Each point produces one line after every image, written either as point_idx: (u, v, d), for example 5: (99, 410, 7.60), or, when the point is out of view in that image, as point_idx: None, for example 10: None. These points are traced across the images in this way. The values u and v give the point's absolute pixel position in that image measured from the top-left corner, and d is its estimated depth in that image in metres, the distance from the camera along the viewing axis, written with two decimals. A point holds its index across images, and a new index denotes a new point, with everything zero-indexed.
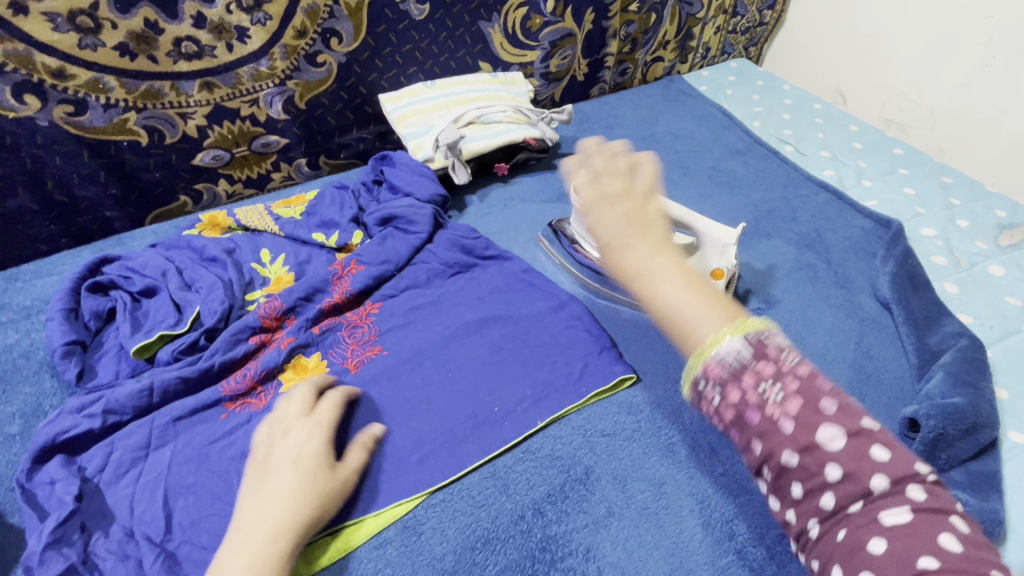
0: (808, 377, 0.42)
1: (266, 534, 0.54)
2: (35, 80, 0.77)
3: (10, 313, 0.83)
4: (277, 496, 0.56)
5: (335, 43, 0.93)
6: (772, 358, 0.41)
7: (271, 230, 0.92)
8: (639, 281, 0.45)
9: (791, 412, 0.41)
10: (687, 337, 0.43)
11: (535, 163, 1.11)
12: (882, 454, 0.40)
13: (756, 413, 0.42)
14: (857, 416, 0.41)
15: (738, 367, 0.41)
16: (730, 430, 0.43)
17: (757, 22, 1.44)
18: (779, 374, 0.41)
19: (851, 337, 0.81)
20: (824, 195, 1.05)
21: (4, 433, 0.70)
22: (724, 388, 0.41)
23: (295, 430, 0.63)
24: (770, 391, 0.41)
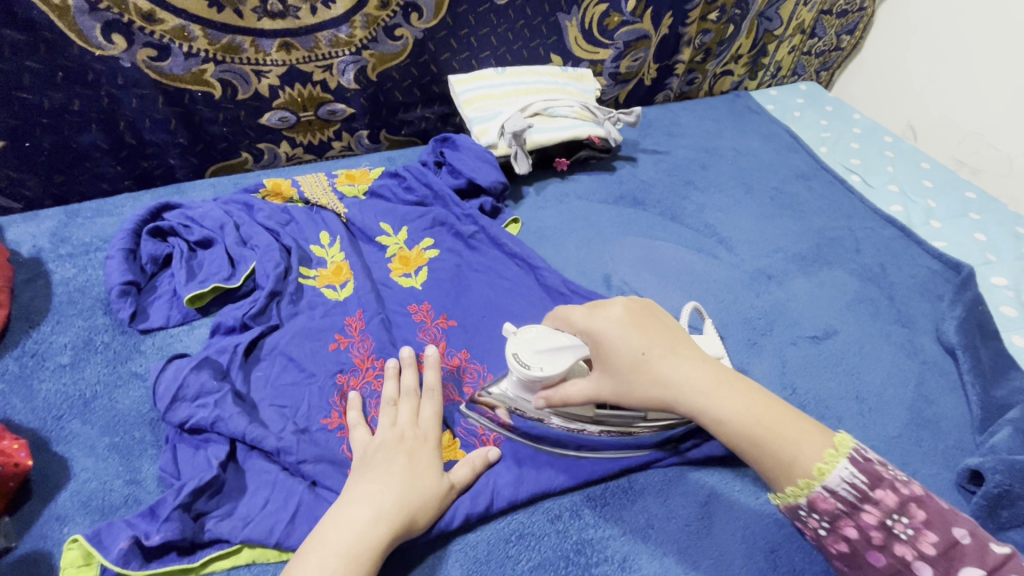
0: (925, 504, 0.49)
1: (364, 517, 0.53)
2: (125, 20, 0.78)
3: (70, 247, 0.85)
4: (386, 483, 0.56)
5: (415, 18, 0.93)
6: (885, 483, 0.49)
7: (333, 209, 0.91)
8: (702, 416, 0.55)
9: (925, 556, 0.47)
10: (788, 463, 0.51)
11: (594, 162, 1.09)
12: (967, 544, 0.46)
13: (880, 555, 0.48)
14: (982, 539, 0.47)
15: (854, 498, 0.49)
16: (836, 559, 0.51)
17: (833, 46, 1.40)
18: (888, 511, 0.48)
19: (910, 379, 0.78)
20: (890, 230, 1.02)
21: (55, 362, 0.72)
22: (834, 519, 0.50)
23: (406, 437, 0.61)
24: (898, 525, 0.48)
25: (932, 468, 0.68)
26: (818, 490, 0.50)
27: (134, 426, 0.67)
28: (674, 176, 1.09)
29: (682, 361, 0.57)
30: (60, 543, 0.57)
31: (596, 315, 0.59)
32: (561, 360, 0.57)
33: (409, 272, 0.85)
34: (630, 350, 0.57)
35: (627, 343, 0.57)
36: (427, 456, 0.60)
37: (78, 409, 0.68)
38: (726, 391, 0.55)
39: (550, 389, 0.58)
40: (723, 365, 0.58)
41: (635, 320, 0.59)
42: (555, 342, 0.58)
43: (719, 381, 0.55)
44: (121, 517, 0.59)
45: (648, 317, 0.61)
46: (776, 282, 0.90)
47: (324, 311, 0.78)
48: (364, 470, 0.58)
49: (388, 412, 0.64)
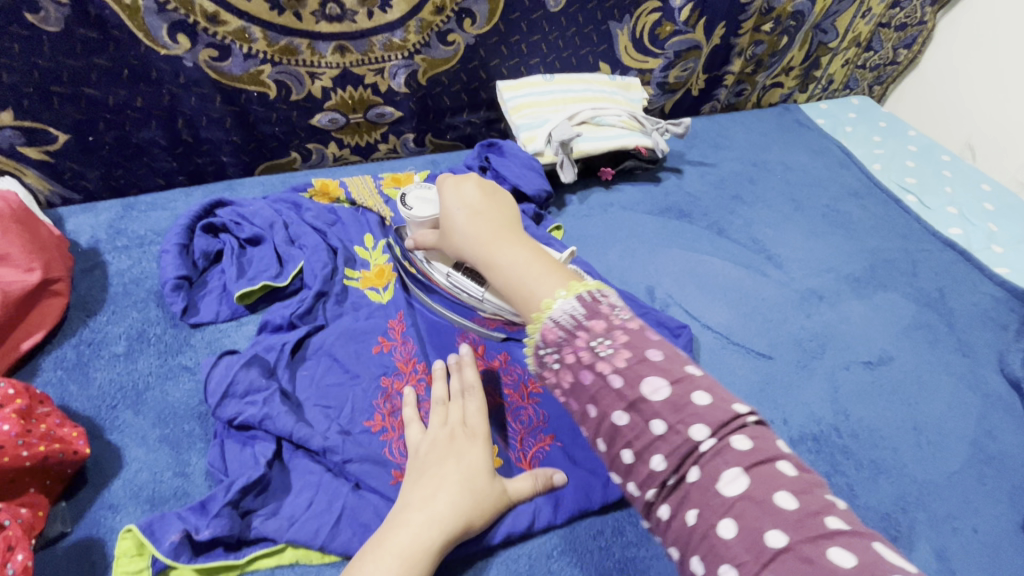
0: (631, 333, 0.44)
1: (421, 520, 0.52)
2: (191, 21, 0.79)
3: (126, 239, 0.87)
4: (440, 487, 0.55)
5: (468, 24, 0.93)
6: (603, 315, 0.45)
7: (379, 211, 0.92)
8: (497, 271, 0.52)
9: (618, 368, 0.42)
10: (528, 297, 0.48)
11: (640, 173, 1.08)
12: (710, 407, 0.40)
13: (588, 377, 0.43)
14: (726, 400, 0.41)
15: (571, 326, 0.45)
16: (569, 400, 0.45)
17: (889, 60, 1.35)
18: (610, 332, 0.44)
19: (972, 412, 0.74)
20: (949, 254, 0.98)
21: (110, 351, 0.73)
22: (558, 348, 0.45)
23: (458, 436, 0.59)
24: (601, 346, 0.43)
25: (997, 508, 0.65)
26: (546, 322, 0.45)
27: (183, 419, 0.68)
28: (721, 189, 1.07)
29: (515, 248, 0.53)
30: (113, 531, 0.58)
31: (447, 182, 0.59)
32: (428, 208, 0.68)
33: None
34: (458, 205, 0.57)
35: (466, 213, 0.56)
36: (480, 457, 0.58)
37: (131, 399, 0.69)
38: (512, 243, 0.53)
39: (421, 230, 0.68)
40: (527, 233, 0.55)
41: (486, 194, 0.58)
42: (430, 193, 0.70)
43: (518, 239, 0.54)
44: (171, 509, 0.60)
45: (496, 202, 0.58)
46: (827, 303, 0.87)
47: (368, 314, 0.79)
48: (417, 473, 0.57)
49: (437, 411, 0.62)
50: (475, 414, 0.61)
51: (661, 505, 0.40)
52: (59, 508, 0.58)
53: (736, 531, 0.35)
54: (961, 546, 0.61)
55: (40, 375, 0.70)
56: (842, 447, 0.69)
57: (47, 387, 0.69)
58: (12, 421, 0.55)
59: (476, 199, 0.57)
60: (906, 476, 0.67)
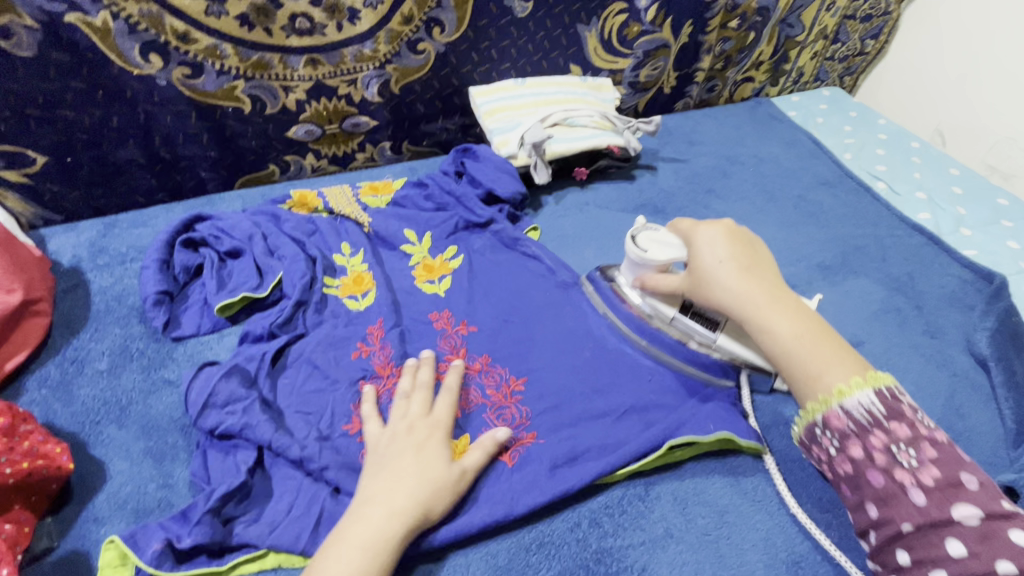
0: (941, 446, 0.55)
1: (382, 514, 0.55)
2: (162, 40, 0.81)
3: (107, 257, 0.88)
4: (396, 478, 0.58)
5: (437, 32, 0.95)
6: (905, 419, 0.56)
7: (358, 219, 0.93)
8: (757, 316, 0.65)
9: (921, 484, 0.53)
10: (815, 379, 0.60)
11: (614, 171, 1.10)
12: (979, 500, 0.51)
13: (880, 477, 0.55)
14: (999, 499, 0.51)
15: (867, 422, 0.56)
16: (844, 485, 0.58)
17: (857, 51, 1.38)
18: (899, 441, 0.55)
19: (940, 391, 0.77)
20: (918, 238, 1.00)
21: (94, 368, 0.75)
22: (843, 437, 0.57)
23: (416, 427, 0.63)
24: (902, 455, 0.54)
25: None
26: (836, 409, 0.58)
27: (167, 431, 0.69)
28: (695, 184, 1.09)
29: (780, 315, 0.64)
30: (97, 543, 0.59)
31: (701, 231, 0.72)
32: (669, 249, 0.74)
33: (434, 278, 0.87)
34: (721, 270, 0.68)
35: (718, 265, 0.68)
36: (436, 445, 0.62)
37: (115, 414, 0.70)
38: (778, 311, 0.64)
39: (652, 269, 0.75)
40: (789, 294, 0.67)
41: (740, 261, 0.69)
42: (662, 236, 0.76)
43: (782, 304, 0.65)
44: (155, 520, 0.61)
45: (750, 255, 0.70)
46: (800, 291, 0.89)
47: (346, 321, 0.80)
48: (374, 468, 0.60)
49: (401, 404, 0.66)
50: (439, 407, 0.66)
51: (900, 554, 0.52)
52: (45, 523, 0.59)
53: (963, 550, 0.49)
54: None
55: (24, 395, 0.71)
56: None
57: (32, 407, 0.70)
58: None
59: (733, 256, 0.68)
60: None
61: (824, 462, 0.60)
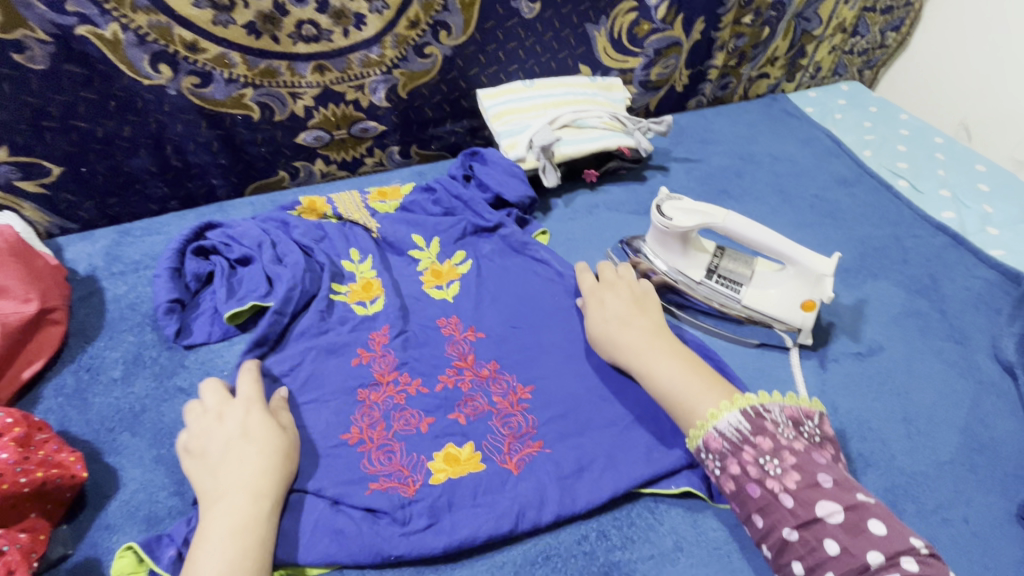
0: (799, 454, 0.56)
1: (242, 497, 0.56)
2: (171, 51, 0.82)
3: (121, 265, 0.90)
4: (247, 464, 0.59)
5: (444, 36, 0.94)
6: (766, 432, 0.57)
7: (366, 225, 0.93)
8: (642, 362, 0.68)
9: (789, 491, 0.54)
10: (691, 410, 0.62)
11: (625, 172, 1.08)
12: (836, 521, 0.52)
13: (758, 489, 0.56)
14: (852, 492, 0.54)
15: (737, 438, 0.58)
16: (732, 500, 0.58)
17: (877, 44, 1.34)
18: (765, 451, 0.56)
19: (964, 400, 0.74)
20: (941, 238, 0.97)
21: (108, 375, 0.76)
22: (722, 456, 0.58)
23: (230, 415, 0.63)
24: (770, 464, 0.56)
25: (989, 496, 0.65)
26: (712, 431, 0.59)
27: (179, 439, 0.70)
28: (708, 185, 1.06)
29: (662, 360, 0.67)
30: (110, 551, 0.60)
31: (593, 305, 0.76)
32: (694, 218, 0.77)
33: (442, 284, 0.86)
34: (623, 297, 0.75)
35: (607, 328, 0.73)
36: (255, 422, 0.63)
37: (128, 421, 0.71)
38: (663, 355, 0.68)
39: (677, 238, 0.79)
40: (674, 340, 0.70)
41: (624, 317, 0.74)
42: (688, 205, 0.79)
43: (665, 349, 0.69)
44: (166, 528, 0.62)
45: (642, 309, 0.75)
46: None
47: (353, 327, 0.79)
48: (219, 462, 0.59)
49: (196, 413, 0.64)
50: (246, 395, 0.65)
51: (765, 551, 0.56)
52: (60, 531, 0.60)
53: None
54: (952, 537, 0.61)
55: (41, 403, 0.72)
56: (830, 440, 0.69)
57: (48, 415, 0.71)
58: (10, 450, 0.57)
59: (620, 316, 0.73)
60: (895, 467, 0.66)
61: (727, 483, 0.58)
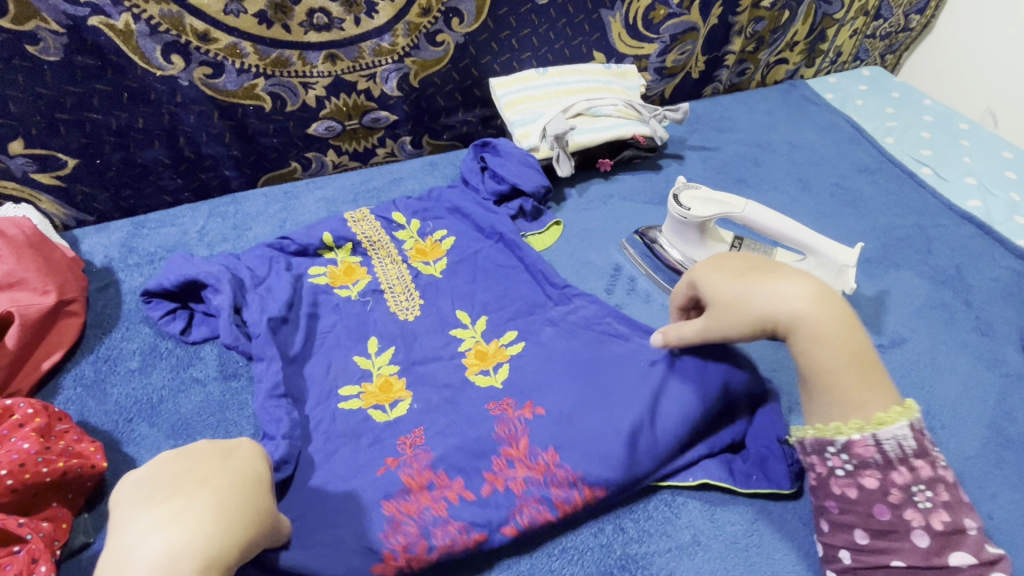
0: (950, 491, 0.51)
1: (157, 557, 0.45)
2: (182, 41, 0.81)
3: (137, 257, 0.90)
4: (175, 512, 0.47)
5: (456, 23, 0.93)
6: (929, 459, 0.51)
7: (410, 295, 0.83)
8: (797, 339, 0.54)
9: (929, 529, 0.49)
10: (862, 406, 0.52)
11: (639, 161, 1.06)
12: (961, 569, 0.48)
13: (888, 512, 0.51)
14: (988, 545, 0.50)
15: (895, 456, 0.51)
16: (836, 503, 0.53)
17: (900, 28, 1.30)
18: (920, 481, 0.50)
19: (990, 393, 0.72)
20: (967, 228, 0.94)
21: (126, 366, 0.76)
22: (863, 466, 0.51)
23: (198, 453, 0.53)
24: (920, 495, 0.50)
25: (1016, 492, 0.63)
26: (868, 436, 0.51)
27: (196, 430, 0.70)
28: (725, 173, 1.04)
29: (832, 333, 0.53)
30: None
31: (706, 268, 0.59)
32: (712, 208, 0.76)
33: (487, 368, 0.74)
34: (728, 284, 0.56)
35: (742, 294, 0.55)
36: (212, 460, 0.52)
37: (145, 412, 0.72)
38: (829, 326, 0.53)
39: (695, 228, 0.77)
40: (835, 301, 0.54)
41: (761, 271, 0.56)
42: (709, 195, 0.77)
43: (832, 317, 0.53)
44: None
45: (768, 264, 0.57)
46: None
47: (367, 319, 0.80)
48: (169, 497, 0.49)
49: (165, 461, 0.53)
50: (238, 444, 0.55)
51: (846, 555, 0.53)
52: (82, 520, 0.61)
53: None
54: None
55: (60, 394, 0.73)
56: None
57: (68, 406, 0.72)
58: (32, 440, 0.57)
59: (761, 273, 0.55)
60: None
61: (820, 476, 0.54)
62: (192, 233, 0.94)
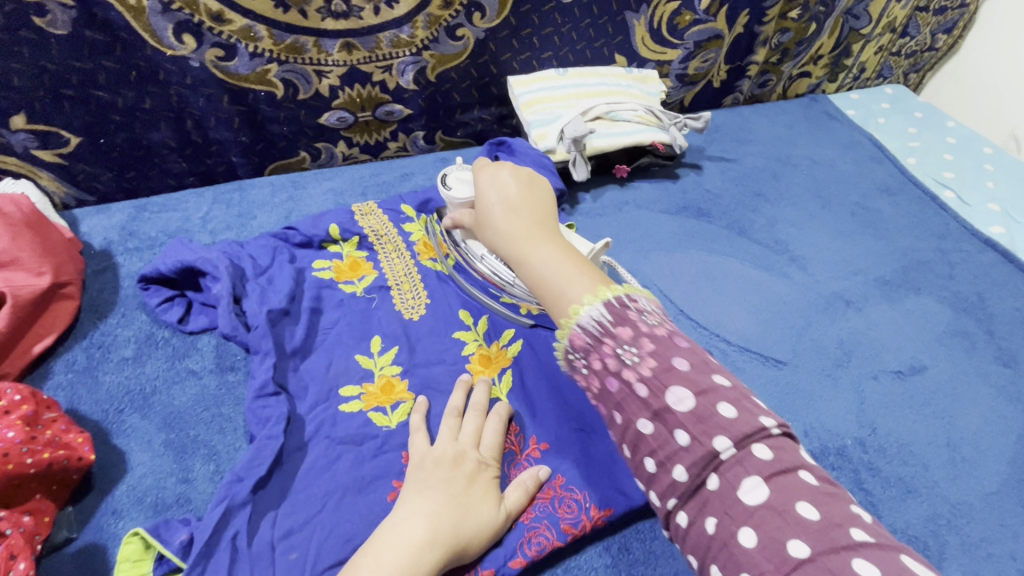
0: (660, 340, 0.48)
1: (421, 532, 0.51)
2: (196, 20, 0.79)
3: (137, 241, 0.87)
4: (440, 504, 0.54)
5: (478, 18, 0.90)
6: (630, 321, 0.48)
7: (415, 290, 0.81)
8: (518, 255, 0.57)
9: (642, 377, 0.47)
10: (556, 297, 0.52)
11: (656, 169, 1.04)
12: (733, 417, 0.44)
13: (615, 383, 0.48)
14: (709, 375, 0.46)
15: (598, 332, 0.48)
16: (599, 403, 0.50)
17: (926, 46, 1.28)
18: (634, 341, 0.47)
19: (1012, 427, 0.70)
20: (990, 255, 0.92)
21: (119, 354, 0.74)
22: (585, 352, 0.49)
23: (467, 454, 0.59)
24: (628, 355, 0.47)
25: None
26: (574, 328, 0.50)
27: (189, 424, 0.68)
28: (743, 186, 1.02)
29: (549, 248, 0.56)
30: (116, 537, 0.58)
31: (485, 174, 0.64)
32: (468, 190, 0.74)
33: (493, 376, 0.71)
34: (490, 188, 0.62)
35: (496, 200, 0.61)
36: (484, 480, 0.58)
37: (138, 403, 0.69)
38: (543, 239, 0.57)
39: (458, 210, 0.73)
40: (556, 228, 0.59)
41: (516, 196, 0.62)
42: (469, 178, 0.75)
43: (547, 235, 0.57)
44: (173, 516, 0.60)
45: (530, 197, 0.62)
46: (855, 308, 0.82)
47: (371, 317, 0.77)
48: (421, 485, 0.56)
49: (452, 422, 0.63)
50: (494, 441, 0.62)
51: (677, 511, 0.44)
52: (65, 513, 0.59)
53: (756, 538, 0.40)
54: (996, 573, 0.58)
55: (50, 379, 0.70)
56: (868, 464, 0.65)
57: (58, 391, 0.69)
58: (17, 429, 0.55)
59: (507, 193, 0.61)
60: (938, 496, 0.63)
61: (585, 383, 0.51)
62: (195, 220, 0.91)
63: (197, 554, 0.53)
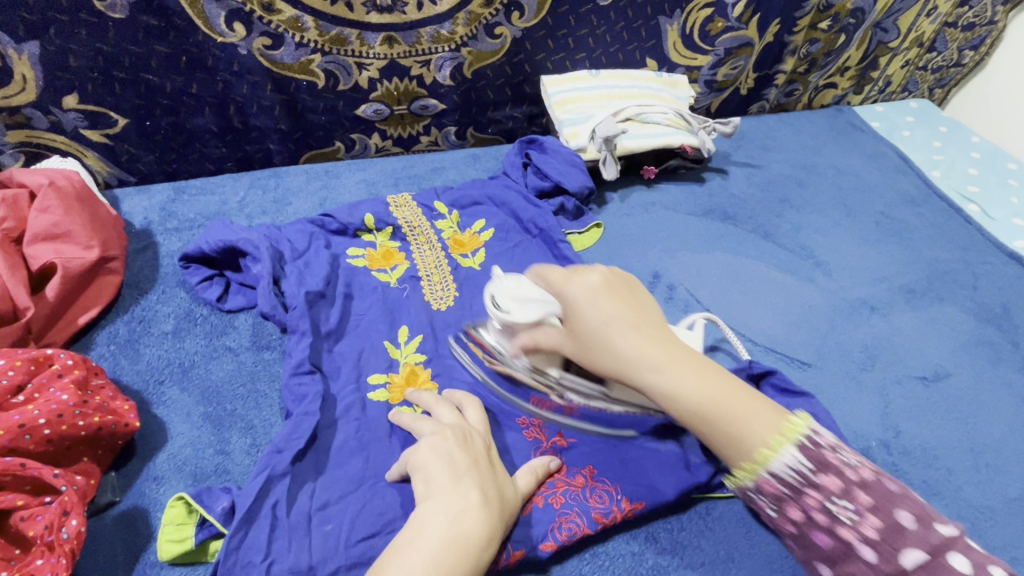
0: (840, 473, 0.47)
1: (478, 525, 0.49)
2: (247, 9, 0.81)
3: (176, 222, 0.90)
4: (487, 495, 0.51)
5: (516, 17, 0.92)
6: (832, 468, 0.47)
7: (446, 280, 0.83)
8: (642, 370, 0.52)
9: (866, 539, 0.45)
10: (732, 438, 0.49)
11: (683, 172, 1.06)
12: (909, 525, 0.44)
13: (822, 533, 0.47)
14: (886, 490, 0.46)
15: (799, 482, 0.48)
16: (793, 541, 0.50)
17: (952, 62, 1.29)
18: (833, 491, 0.47)
19: None
20: (1014, 268, 0.93)
21: (159, 329, 0.76)
22: (782, 502, 0.49)
23: (477, 439, 0.58)
24: (840, 510, 0.46)
25: None
26: (765, 475, 0.49)
27: (226, 398, 0.70)
28: (769, 192, 1.03)
29: (669, 362, 0.53)
30: (157, 502, 0.60)
31: (571, 280, 0.57)
32: (530, 308, 0.61)
33: None
34: (593, 311, 0.55)
35: (590, 302, 0.55)
36: (498, 465, 0.57)
37: (177, 376, 0.71)
38: (665, 356, 0.53)
39: (523, 333, 0.61)
40: (664, 330, 0.56)
41: (613, 297, 0.56)
42: (525, 291, 0.63)
43: (668, 351, 0.53)
44: (212, 485, 0.62)
45: (633, 300, 0.57)
46: (879, 314, 0.83)
47: (403, 304, 0.79)
48: (456, 474, 0.52)
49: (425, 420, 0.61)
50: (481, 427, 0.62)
51: None
52: (109, 477, 0.61)
53: None
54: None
55: (93, 350, 0.73)
56: (892, 465, 0.66)
57: (101, 361, 0.71)
58: (70, 392, 0.57)
59: (617, 308, 0.55)
60: (962, 500, 0.64)
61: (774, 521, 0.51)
62: (232, 204, 0.93)
63: (239, 520, 0.55)
